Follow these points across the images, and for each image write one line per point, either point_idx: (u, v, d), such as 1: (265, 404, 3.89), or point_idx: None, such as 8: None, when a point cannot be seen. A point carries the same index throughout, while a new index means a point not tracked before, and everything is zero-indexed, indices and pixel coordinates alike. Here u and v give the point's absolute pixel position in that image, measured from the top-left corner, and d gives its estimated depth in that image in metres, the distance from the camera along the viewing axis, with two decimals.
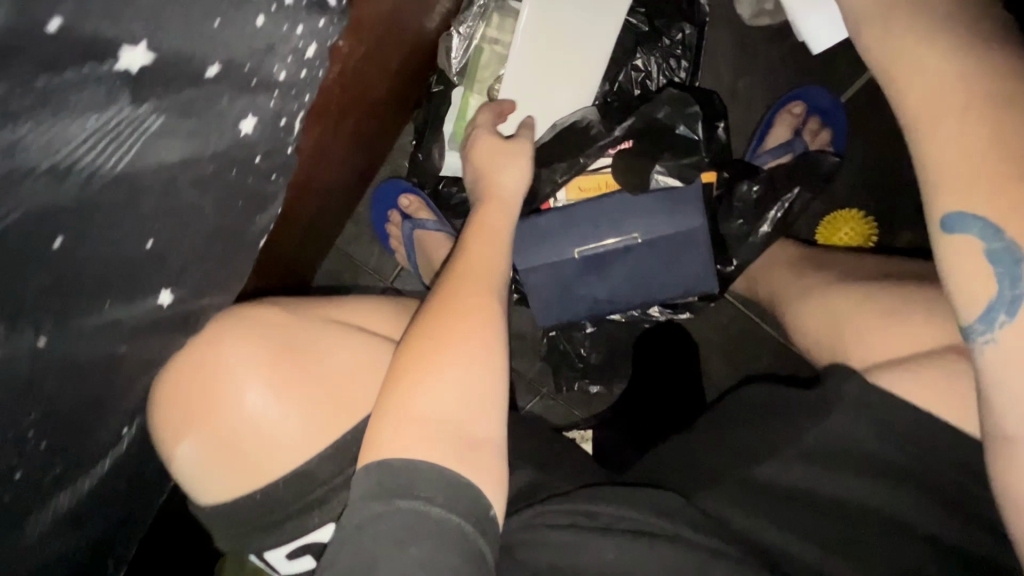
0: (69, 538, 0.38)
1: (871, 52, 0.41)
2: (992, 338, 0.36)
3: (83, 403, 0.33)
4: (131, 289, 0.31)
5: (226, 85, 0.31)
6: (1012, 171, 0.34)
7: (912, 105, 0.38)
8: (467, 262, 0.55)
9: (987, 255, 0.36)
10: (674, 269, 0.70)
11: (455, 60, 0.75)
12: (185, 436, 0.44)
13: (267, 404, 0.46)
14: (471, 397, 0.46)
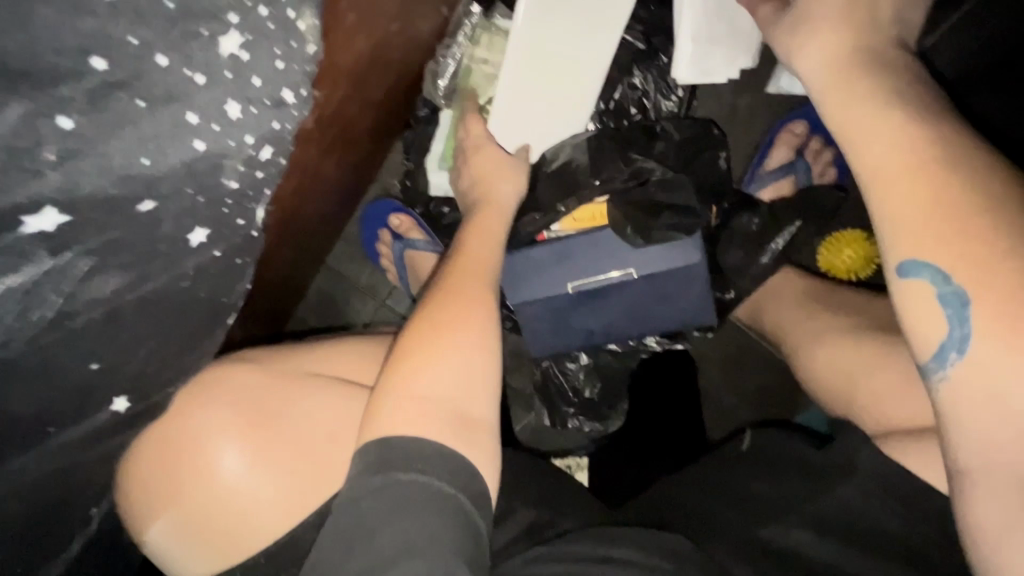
0: None
1: (829, 119, 0.40)
2: (946, 373, 0.33)
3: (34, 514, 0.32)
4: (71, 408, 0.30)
5: (168, 212, 0.30)
6: (975, 227, 0.32)
7: (867, 173, 0.37)
8: (465, 257, 0.55)
9: (936, 298, 0.34)
10: (672, 303, 0.68)
11: (443, 82, 0.71)
12: (157, 515, 0.42)
13: (240, 478, 0.43)
14: (466, 382, 0.45)
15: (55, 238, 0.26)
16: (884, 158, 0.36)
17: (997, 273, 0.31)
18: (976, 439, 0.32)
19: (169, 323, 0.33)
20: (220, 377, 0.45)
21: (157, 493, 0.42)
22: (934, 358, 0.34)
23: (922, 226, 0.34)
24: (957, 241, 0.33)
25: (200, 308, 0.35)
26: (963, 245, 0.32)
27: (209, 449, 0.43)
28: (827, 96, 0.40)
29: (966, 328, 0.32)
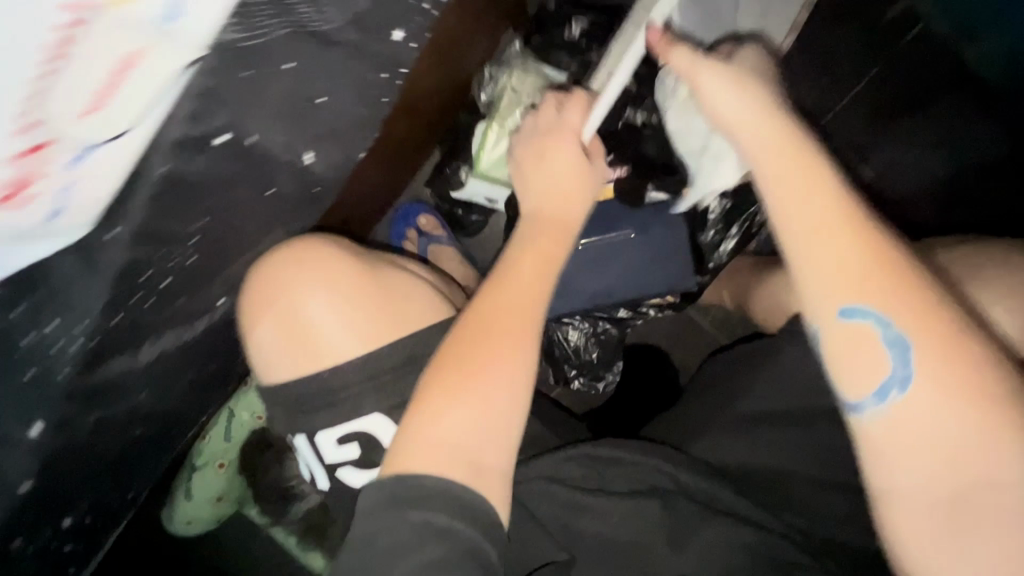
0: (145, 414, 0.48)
1: (766, 181, 0.47)
2: (882, 411, 0.42)
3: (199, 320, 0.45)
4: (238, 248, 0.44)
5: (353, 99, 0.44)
6: (900, 278, 0.42)
7: (815, 227, 0.44)
8: (510, 284, 0.54)
9: (883, 342, 0.42)
10: (659, 269, 0.83)
11: (484, 93, 0.88)
12: (271, 312, 0.53)
13: (331, 307, 0.53)
14: (489, 419, 0.49)
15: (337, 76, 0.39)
16: (813, 217, 0.44)
17: (933, 321, 0.41)
18: (891, 458, 0.42)
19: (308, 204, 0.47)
20: (336, 240, 0.56)
21: (276, 310, 0.53)
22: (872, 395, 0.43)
23: (857, 273, 0.43)
24: (892, 295, 0.42)
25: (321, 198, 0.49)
26: (907, 297, 0.41)
27: (310, 294, 0.53)
28: (761, 144, 0.48)
29: (906, 369, 0.41)
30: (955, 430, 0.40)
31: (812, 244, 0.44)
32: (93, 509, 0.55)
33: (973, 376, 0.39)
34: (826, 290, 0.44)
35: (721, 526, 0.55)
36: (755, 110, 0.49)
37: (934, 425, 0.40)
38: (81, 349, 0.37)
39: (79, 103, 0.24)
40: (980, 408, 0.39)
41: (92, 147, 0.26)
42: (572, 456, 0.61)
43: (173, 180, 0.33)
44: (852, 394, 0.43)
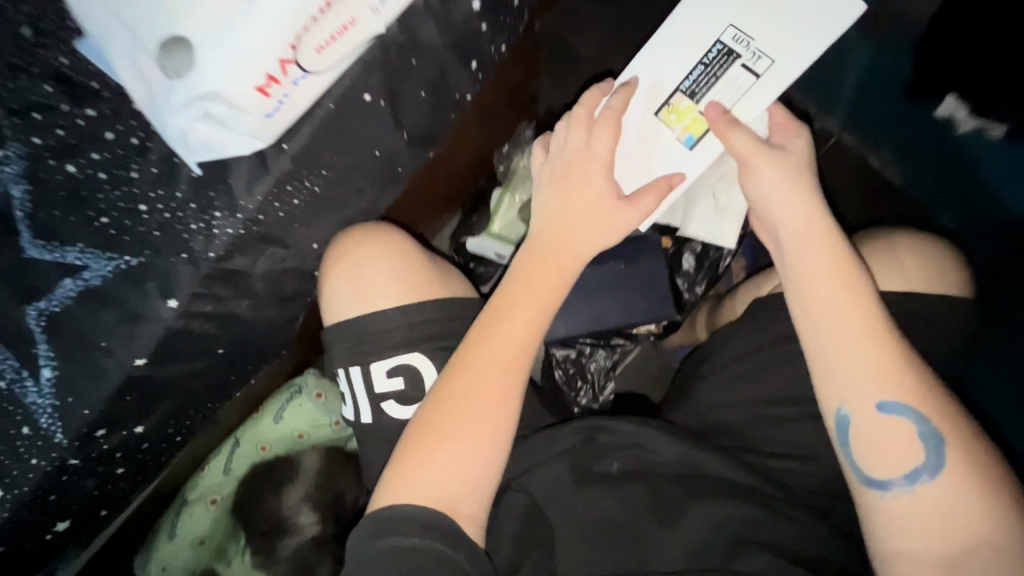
0: (208, 330, 0.55)
1: (806, 285, 0.56)
2: (910, 488, 0.52)
3: (272, 237, 0.54)
4: (326, 197, 0.56)
5: (435, 103, 0.60)
6: (925, 381, 0.53)
7: (864, 328, 0.53)
8: (502, 324, 0.53)
9: (916, 435, 0.52)
10: (649, 299, 0.94)
11: (501, 168, 0.89)
12: (342, 266, 0.60)
13: (400, 263, 0.61)
14: (474, 461, 0.49)
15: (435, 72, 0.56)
16: (850, 324, 0.54)
17: (951, 421, 0.52)
18: (911, 528, 0.51)
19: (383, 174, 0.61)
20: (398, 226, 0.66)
21: (350, 263, 0.60)
22: (901, 476, 0.52)
23: (890, 378, 0.52)
24: (919, 399, 0.52)
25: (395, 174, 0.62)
26: (930, 397, 0.52)
27: (379, 252, 0.60)
28: (817, 248, 0.56)
29: (938, 458, 0.52)
30: (961, 506, 0.50)
31: (852, 345, 0.54)
32: (153, 434, 0.60)
33: (979, 473, 0.51)
34: (867, 390, 0.53)
35: (722, 490, 0.60)
36: (810, 224, 0.57)
37: (946, 506, 0.51)
38: (230, 239, 0.51)
39: (318, 39, 0.43)
40: (975, 489, 0.51)
41: (308, 73, 0.44)
42: (573, 433, 0.64)
43: (331, 120, 0.50)
44: (885, 474, 0.53)
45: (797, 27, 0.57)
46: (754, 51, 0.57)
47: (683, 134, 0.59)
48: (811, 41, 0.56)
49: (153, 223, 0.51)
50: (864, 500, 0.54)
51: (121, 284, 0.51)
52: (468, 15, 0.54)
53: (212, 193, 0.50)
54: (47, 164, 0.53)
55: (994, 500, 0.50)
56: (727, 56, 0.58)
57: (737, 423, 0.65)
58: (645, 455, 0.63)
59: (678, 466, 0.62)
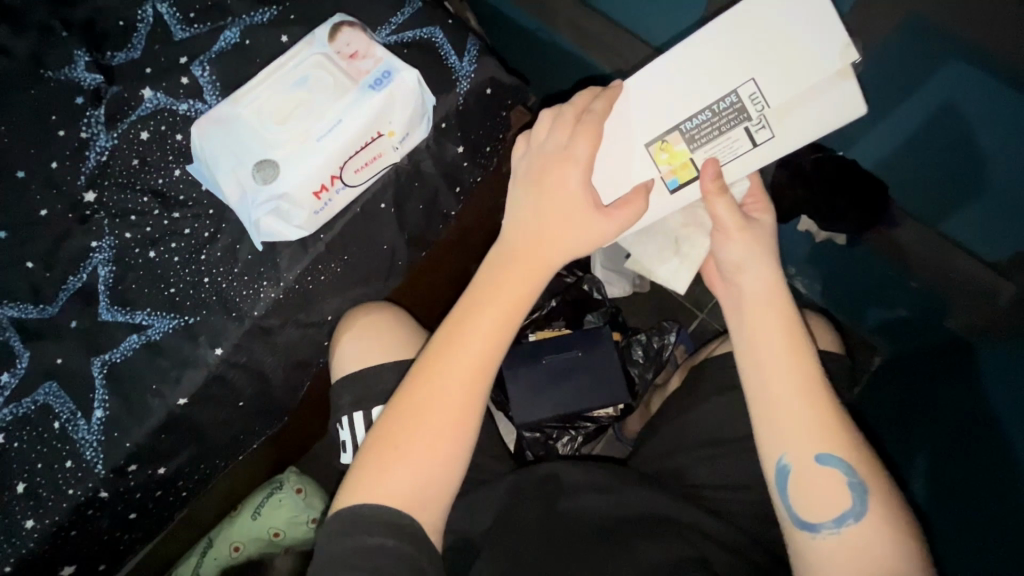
0: (236, 381, 0.68)
1: (754, 338, 0.63)
2: (838, 530, 0.57)
3: (296, 307, 0.70)
4: (342, 282, 0.74)
5: (429, 215, 0.80)
6: (857, 440, 0.59)
7: (807, 383, 0.60)
8: (466, 344, 0.61)
9: (848, 483, 0.58)
10: (608, 383, 1.08)
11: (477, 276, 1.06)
12: (348, 331, 0.75)
13: (397, 329, 0.76)
14: (429, 470, 0.59)
15: (428, 196, 0.78)
16: (793, 380, 0.60)
17: (880, 477, 0.58)
18: (835, 568, 0.56)
19: (389, 266, 0.79)
20: (396, 305, 0.83)
21: (357, 329, 0.75)
22: (832, 519, 0.57)
23: (824, 431, 0.59)
24: (849, 453, 0.58)
25: (397, 267, 0.80)
26: (861, 453, 0.59)
27: (379, 319, 0.76)
28: (765, 309, 0.64)
29: (863, 506, 0.57)
30: (881, 550, 0.55)
31: (792, 397, 0.60)
32: (169, 482, 0.69)
33: (902, 525, 0.56)
34: (804, 442, 0.59)
35: (662, 522, 0.70)
36: (766, 292, 0.64)
37: (869, 548, 0.55)
38: (269, 302, 0.67)
39: (356, 165, 0.64)
40: (893, 535, 0.56)
41: (347, 185, 0.65)
42: (538, 479, 0.75)
43: (356, 220, 0.71)
44: (819, 518, 0.58)
45: (809, 104, 0.60)
46: (760, 119, 0.62)
47: (669, 175, 0.66)
48: (815, 123, 0.61)
49: (212, 291, 0.67)
50: (797, 539, 0.59)
51: (176, 340, 0.65)
52: (454, 156, 0.77)
53: (262, 269, 0.67)
54: (132, 251, 0.70)
55: (911, 549, 0.55)
56: (737, 116, 0.63)
57: (679, 470, 0.78)
58: (600, 497, 0.73)
59: (626, 502, 0.72)
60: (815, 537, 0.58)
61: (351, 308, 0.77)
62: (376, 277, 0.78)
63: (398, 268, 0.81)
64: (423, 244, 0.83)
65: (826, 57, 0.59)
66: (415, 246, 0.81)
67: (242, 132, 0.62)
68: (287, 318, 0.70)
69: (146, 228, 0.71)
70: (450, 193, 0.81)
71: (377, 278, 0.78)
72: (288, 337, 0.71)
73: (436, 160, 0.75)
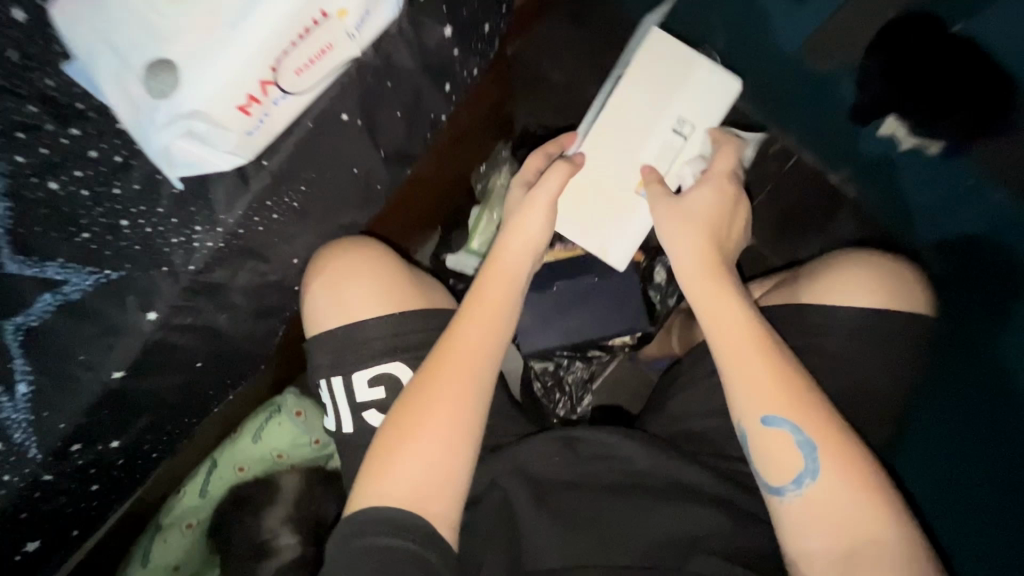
0: (184, 347, 0.56)
1: (710, 322, 0.64)
2: (799, 491, 0.58)
3: (247, 254, 0.55)
4: (301, 220, 0.59)
5: (411, 122, 0.62)
6: (810, 401, 0.59)
7: (756, 353, 0.61)
8: (462, 329, 0.63)
9: (801, 444, 0.58)
10: (624, 312, 0.96)
11: (480, 185, 1.02)
12: (315, 281, 0.64)
13: (366, 286, 0.64)
14: (427, 456, 0.58)
15: (406, 99, 0.59)
16: (750, 355, 0.61)
17: (837, 431, 0.58)
18: (805, 526, 0.57)
19: (360, 192, 0.63)
20: (381, 244, 0.70)
21: (327, 278, 0.64)
22: (793, 480, 0.58)
23: (774, 397, 0.59)
24: (797, 416, 0.59)
25: (374, 193, 0.65)
26: (814, 411, 0.59)
27: (351, 272, 0.64)
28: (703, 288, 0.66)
29: (815, 465, 0.57)
30: (842, 504, 0.56)
31: (746, 374, 0.61)
32: (129, 450, 0.60)
33: (859, 476, 0.57)
34: (755, 410, 0.60)
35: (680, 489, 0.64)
36: (700, 267, 0.66)
37: (830, 504, 0.56)
38: (210, 251, 0.52)
39: (297, 62, 0.45)
40: (849, 487, 0.56)
41: (287, 93, 0.46)
42: (550, 438, 0.68)
43: (310, 138, 0.53)
44: (780, 481, 0.59)
45: (704, 97, 0.75)
46: (678, 119, 0.75)
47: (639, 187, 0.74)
48: (713, 106, 0.75)
49: (134, 238, 0.52)
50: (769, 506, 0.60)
51: (99, 300, 0.52)
52: (440, 41, 0.57)
53: (193, 210, 0.51)
54: (28, 180, 0.52)
55: (868, 498, 0.56)
56: (656, 125, 0.75)
57: (704, 426, 0.71)
58: (618, 461, 0.67)
59: (644, 468, 0.66)
60: (786, 502, 0.58)
61: (319, 248, 0.64)
62: (350, 206, 0.63)
63: (374, 193, 0.65)
64: (407, 160, 0.66)
65: (687, 64, 0.76)
66: (395, 165, 0.65)
67: (111, 14, 0.41)
68: (235, 268, 0.55)
69: (40, 150, 0.52)
70: (438, 92, 0.62)
71: (352, 207, 0.64)
72: (243, 290, 0.58)
73: (417, 47, 0.55)
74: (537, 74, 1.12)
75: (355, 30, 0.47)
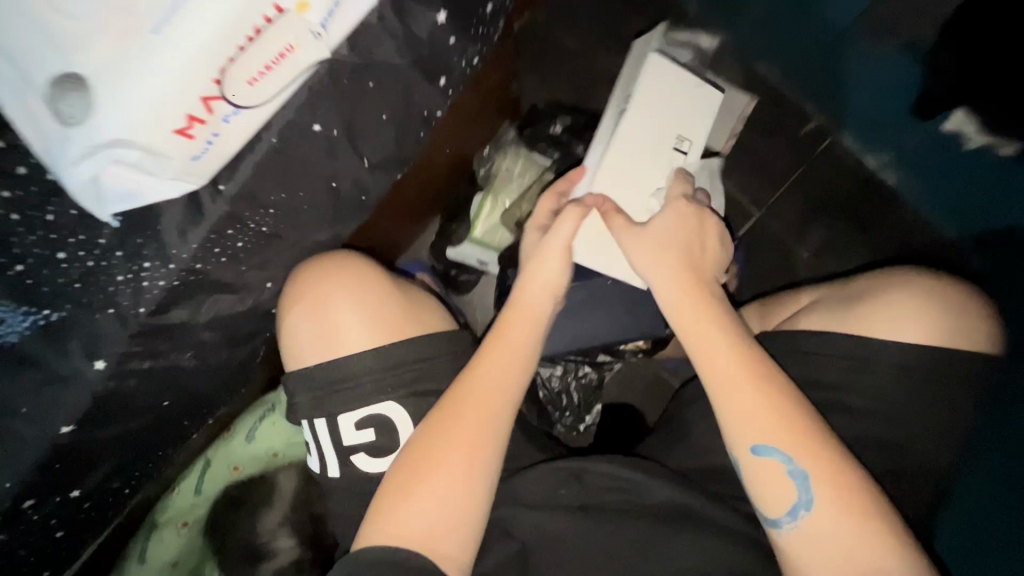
0: (145, 389, 0.50)
1: (691, 343, 0.59)
2: (795, 523, 0.53)
3: (211, 286, 0.48)
4: (271, 243, 0.51)
5: (401, 124, 0.53)
6: (802, 425, 0.53)
7: (736, 376, 0.56)
8: (483, 362, 0.59)
9: (792, 473, 0.53)
10: (637, 317, 0.89)
11: (484, 167, 0.93)
12: (293, 309, 0.58)
13: (353, 314, 0.58)
14: (447, 497, 0.53)
15: (393, 99, 0.50)
16: (733, 377, 0.56)
17: (831, 457, 0.52)
18: (805, 561, 0.52)
19: (344, 205, 0.54)
20: (368, 259, 0.63)
21: (308, 306, 0.58)
22: (787, 512, 0.53)
23: (761, 423, 0.54)
24: (788, 441, 0.53)
25: (360, 204, 0.56)
26: (804, 436, 0.53)
27: (333, 298, 0.58)
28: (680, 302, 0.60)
29: (809, 494, 0.52)
30: (840, 537, 0.51)
31: (733, 399, 0.55)
32: (96, 493, 0.55)
33: (856, 506, 0.51)
34: (741, 438, 0.55)
35: (698, 534, 0.59)
36: (674, 279, 0.61)
37: (828, 538, 0.51)
38: (161, 292, 0.45)
39: (248, 70, 0.36)
40: (849, 518, 0.51)
41: (238, 108, 0.37)
42: (557, 474, 0.62)
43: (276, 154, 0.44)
44: (773, 512, 0.54)
45: (708, 111, 0.70)
46: (681, 137, 0.69)
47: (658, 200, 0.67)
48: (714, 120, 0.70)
49: (72, 274, 0.43)
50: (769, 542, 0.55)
51: (40, 347, 0.43)
52: (433, 28, 0.47)
53: (141, 240, 0.43)
54: None
55: (874, 530, 0.50)
56: (657, 134, 0.68)
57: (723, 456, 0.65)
58: (630, 500, 0.61)
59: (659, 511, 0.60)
60: (783, 534, 0.53)
61: (295, 271, 0.58)
62: (334, 222, 0.55)
63: (360, 205, 0.57)
64: (398, 166, 0.57)
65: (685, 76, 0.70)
66: (385, 172, 0.56)
67: None
68: (198, 302, 0.48)
69: None
70: (432, 87, 0.53)
71: (335, 222, 0.56)
72: (210, 322, 0.50)
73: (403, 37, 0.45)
74: (548, 46, 1.00)
75: (321, 27, 0.37)
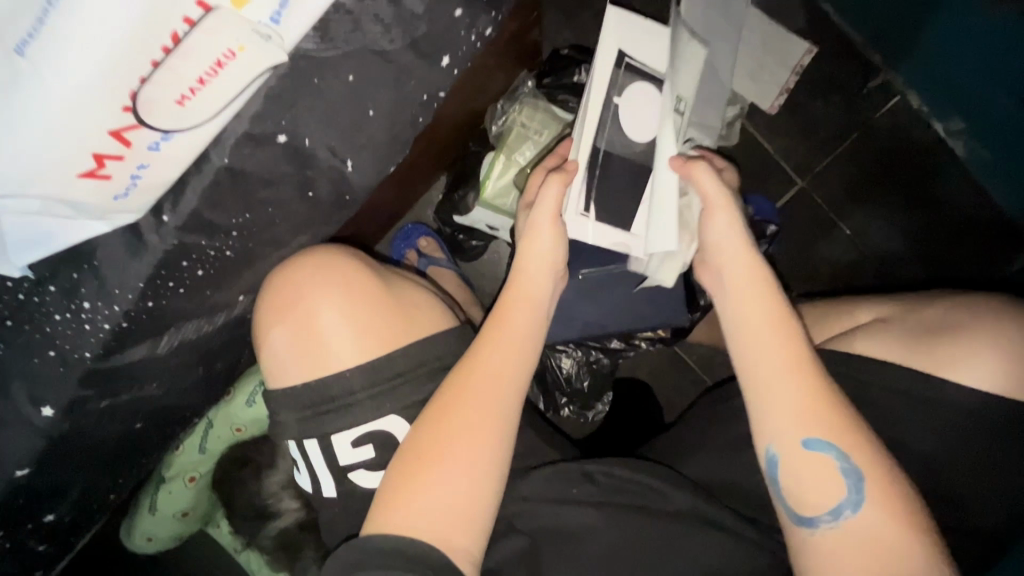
0: (109, 419, 0.45)
1: (731, 314, 0.49)
2: (836, 524, 0.42)
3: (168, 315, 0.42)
4: (241, 263, 0.44)
5: (394, 112, 0.43)
6: (850, 413, 0.44)
7: (784, 352, 0.45)
8: (501, 343, 0.51)
9: (840, 470, 0.42)
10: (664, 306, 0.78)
11: (497, 122, 0.78)
12: (276, 325, 0.53)
13: (338, 322, 0.52)
14: (460, 496, 0.46)
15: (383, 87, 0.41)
16: (778, 354, 0.45)
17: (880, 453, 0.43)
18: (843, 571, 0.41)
19: (327, 206, 0.46)
20: (358, 255, 0.56)
21: (292, 317, 0.52)
22: (829, 512, 0.42)
23: (810, 408, 0.43)
24: (843, 432, 0.43)
25: (348, 203, 0.48)
26: (855, 426, 0.43)
27: (320, 305, 0.52)
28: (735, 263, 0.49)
29: (860, 493, 0.42)
30: (888, 542, 0.41)
31: (777, 379, 0.45)
32: (75, 509, 0.52)
33: (903, 508, 0.41)
34: (787, 424, 0.44)
35: None
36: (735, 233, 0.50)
37: (873, 545, 0.41)
38: (107, 334, 0.39)
39: (172, 90, 0.32)
40: (899, 523, 0.41)
41: (162, 132, 0.33)
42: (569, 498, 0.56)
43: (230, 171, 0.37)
44: (809, 510, 0.43)
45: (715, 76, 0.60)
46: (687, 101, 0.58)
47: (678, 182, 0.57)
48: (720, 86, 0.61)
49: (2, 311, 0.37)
50: (793, 543, 0.44)
51: None
52: None
53: (77, 275, 0.37)
54: None
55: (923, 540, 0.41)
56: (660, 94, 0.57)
57: (742, 476, 0.55)
58: None
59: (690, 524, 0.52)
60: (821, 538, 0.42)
61: (277, 273, 0.52)
62: (316, 223, 0.47)
63: (348, 203, 0.48)
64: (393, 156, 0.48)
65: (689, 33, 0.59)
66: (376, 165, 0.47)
67: None
68: (157, 331, 0.42)
69: None
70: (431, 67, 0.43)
71: (317, 223, 0.47)
72: (173, 348, 0.45)
73: None
74: None
75: (267, 31, 0.32)
